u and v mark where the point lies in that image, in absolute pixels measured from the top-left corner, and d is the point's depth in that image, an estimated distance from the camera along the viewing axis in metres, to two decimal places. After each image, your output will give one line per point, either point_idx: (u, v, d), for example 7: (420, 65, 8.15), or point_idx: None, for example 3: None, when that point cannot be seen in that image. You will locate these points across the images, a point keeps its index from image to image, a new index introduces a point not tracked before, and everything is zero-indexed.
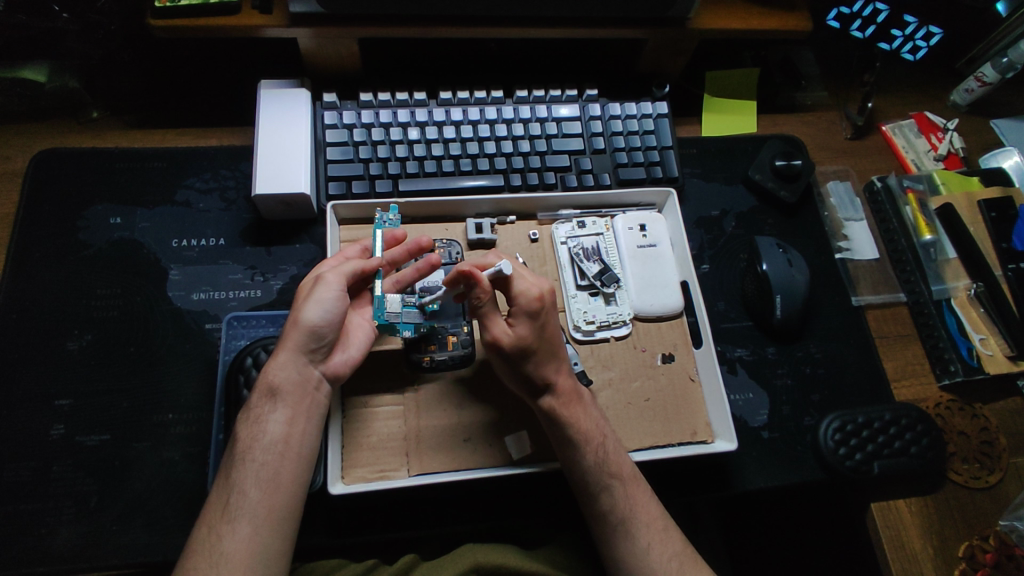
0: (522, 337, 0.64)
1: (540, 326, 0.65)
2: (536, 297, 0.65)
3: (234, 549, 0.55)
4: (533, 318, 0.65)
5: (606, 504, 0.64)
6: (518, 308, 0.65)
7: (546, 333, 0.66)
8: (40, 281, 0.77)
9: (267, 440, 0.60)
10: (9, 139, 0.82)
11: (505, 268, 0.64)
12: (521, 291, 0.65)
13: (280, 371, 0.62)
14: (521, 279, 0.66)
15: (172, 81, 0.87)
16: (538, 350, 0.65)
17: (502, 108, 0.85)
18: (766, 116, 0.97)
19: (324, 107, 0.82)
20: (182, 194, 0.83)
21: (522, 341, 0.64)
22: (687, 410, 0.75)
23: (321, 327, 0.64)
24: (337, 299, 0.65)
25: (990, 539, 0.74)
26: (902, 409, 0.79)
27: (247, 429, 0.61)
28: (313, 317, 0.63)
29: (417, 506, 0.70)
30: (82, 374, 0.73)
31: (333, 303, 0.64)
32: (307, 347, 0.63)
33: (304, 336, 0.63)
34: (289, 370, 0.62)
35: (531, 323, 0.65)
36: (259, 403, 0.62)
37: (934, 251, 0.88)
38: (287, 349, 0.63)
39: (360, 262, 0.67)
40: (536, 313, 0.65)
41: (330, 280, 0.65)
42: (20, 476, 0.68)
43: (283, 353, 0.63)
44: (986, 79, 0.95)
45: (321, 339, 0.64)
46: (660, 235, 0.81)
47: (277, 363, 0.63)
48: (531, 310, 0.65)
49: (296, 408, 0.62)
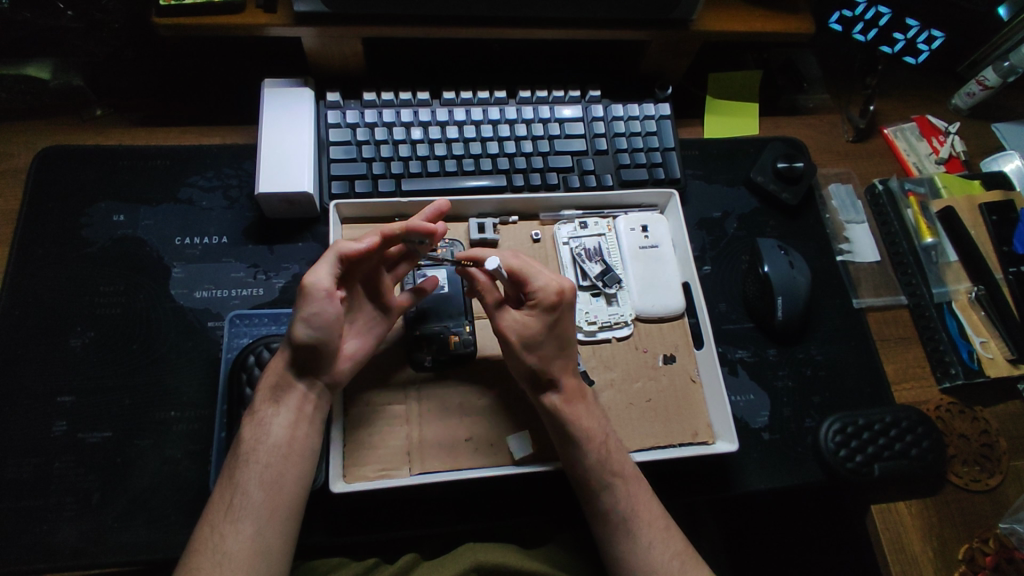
0: (528, 331, 0.65)
1: (551, 323, 0.65)
2: (554, 293, 0.64)
3: (237, 548, 0.55)
4: (546, 313, 0.65)
5: (606, 502, 0.64)
6: (534, 303, 0.65)
7: (556, 329, 0.65)
8: (43, 277, 0.77)
9: (270, 442, 0.60)
10: (12, 136, 0.83)
11: (491, 264, 0.66)
12: (537, 286, 0.65)
13: (275, 375, 0.63)
14: (537, 275, 0.66)
15: (177, 80, 0.88)
16: (545, 343, 0.65)
17: (504, 108, 0.85)
18: (767, 118, 0.97)
19: (328, 106, 0.82)
20: (184, 192, 0.83)
21: (527, 336, 0.65)
22: (688, 411, 0.75)
23: (313, 344, 0.62)
24: (329, 316, 0.62)
25: (990, 542, 0.74)
26: (904, 411, 0.80)
27: (251, 430, 0.61)
28: (306, 332, 0.61)
29: (418, 505, 0.70)
30: (83, 371, 0.73)
31: (324, 320, 0.61)
32: (304, 359, 0.63)
33: (297, 353, 0.62)
34: (287, 378, 0.63)
35: (542, 317, 0.65)
36: (263, 406, 0.62)
37: (934, 254, 0.88)
38: (281, 361, 0.63)
39: (335, 252, 0.63)
40: (551, 307, 0.65)
41: (320, 295, 0.61)
42: (21, 472, 0.68)
43: (278, 364, 0.64)
44: (987, 83, 0.95)
45: (315, 354, 0.63)
46: (662, 236, 0.82)
47: (273, 369, 0.63)
48: (548, 304, 0.65)
49: (300, 411, 0.62)
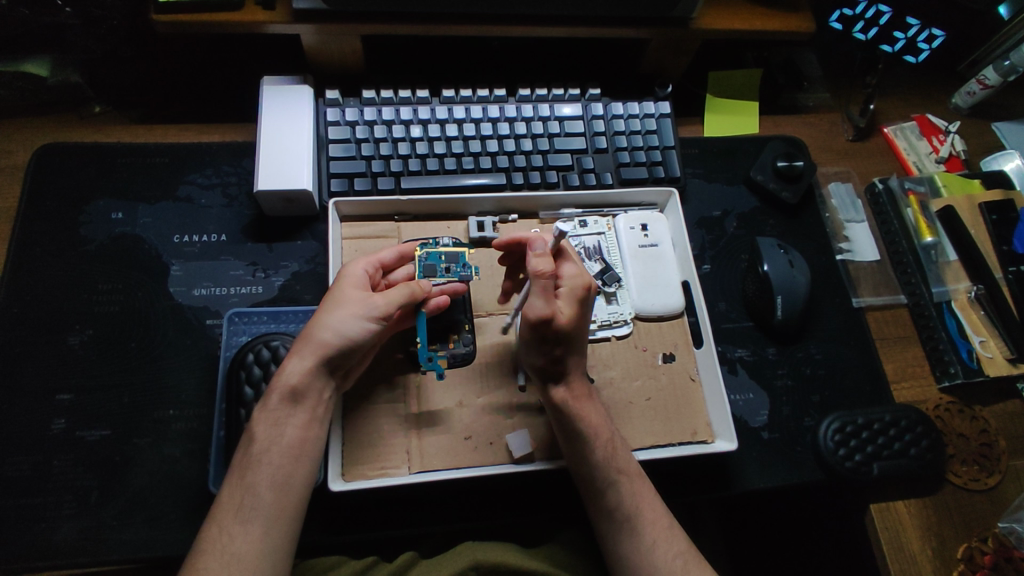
0: (568, 318, 0.62)
1: (584, 314, 0.63)
2: (584, 285, 0.64)
3: (246, 549, 0.55)
4: (579, 303, 0.63)
5: (610, 500, 0.64)
6: (566, 291, 0.63)
7: (584, 322, 0.64)
8: (41, 275, 0.76)
9: (284, 443, 0.59)
10: (10, 134, 0.82)
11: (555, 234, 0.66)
12: (569, 276, 0.65)
13: (303, 375, 0.61)
14: (571, 265, 0.65)
15: (175, 77, 0.87)
16: (575, 335, 0.63)
17: (504, 106, 0.85)
18: (768, 117, 0.97)
19: (327, 104, 0.82)
20: (183, 190, 0.82)
21: (568, 322, 0.62)
22: (688, 410, 0.75)
23: (353, 349, 0.63)
24: (377, 326, 0.64)
25: (989, 541, 0.74)
26: (903, 411, 0.80)
27: (266, 429, 0.60)
28: (348, 337, 0.62)
29: (417, 504, 0.70)
30: (82, 370, 0.73)
31: (372, 329, 0.63)
32: (332, 363, 0.62)
33: (336, 354, 0.62)
34: (313, 377, 0.61)
35: (575, 308, 0.63)
36: (277, 405, 0.60)
37: (934, 252, 0.88)
38: (313, 358, 0.61)
39: (410, 293, 0.64)
40: (583, 298, 0.63)
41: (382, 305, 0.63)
42: (20, 470, 0.68)
43: (307, 361, 0.61)
44: (987, 82, 0.95)
45: (347, 359, 0.64)
46: (661, 235, 0.81)
47: (299, 366, 0.61)
48: (579, 296, 0.63)
49: (313, 413, 0.61)
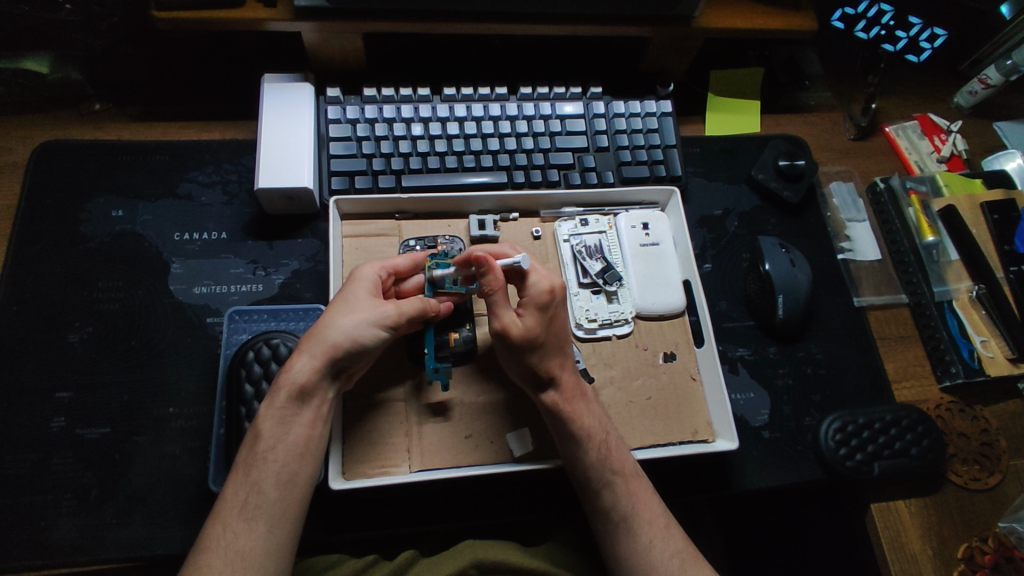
0: (531, 329, 0.64)
1: (548, 319, 0.65)
2: (545, 290, 0.66)
3: (250, 547, 0.55)
4: (542, 310, 0.65)
5: (608, 499, 0.63)
6: (528, 299, 0.65)
7: (553, 326, 0.66)
8: (41, 273, 0.76)
9: (290, 441, 0.59)
10: (9, 131, 0.82)
11: (522, 262, 0.65)
12: (532, 282, 0.66)
13: (312, 373, 0.60)
14: (534, 272, 0.67)
15: (175, 74, 0.87)
16: (545, 342, 0.65)
17: (505, 104, 0.84)
18: (769, 116, 0.97)
19: (327, 101, 0.81)
20: (183, 188, 0.82)
21: (531, 334, 0.64)
22: (688, 409, 0.75)
23: (361, 351, 0.63)
24: (388, 330, 0.64)
25: (989, 540, 0.74)
26: (903, 410, 0.80)
27: (272, 428, 0.59)
28: (359, 339, 0.62)
29: (417, 502, 0.70)
30: (81, 367, 0.73)
31: (383, 333, 0.63)
32: (338, 364, 0.62)
33: (347, 355, 0.62)
34: (322, 377, 0.61)
35: (539, 315, 0.65)
36: (284, 404, 0.60)
37: (936, 252, 0.88)
38: (324, 358, 0.61)
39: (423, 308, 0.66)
40: (546, 304, 0.65)
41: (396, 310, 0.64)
42: (20, 468, 0.68)
43: (317, 360, 0.60)
44: (989, 81, 0.95)
45: (354, 361, 0.63)
46: (663, 234, 0.81)
47: (308, 365, 0.60)
48: (541, 302, 0.65)
49: (318, 412, 0.61)
